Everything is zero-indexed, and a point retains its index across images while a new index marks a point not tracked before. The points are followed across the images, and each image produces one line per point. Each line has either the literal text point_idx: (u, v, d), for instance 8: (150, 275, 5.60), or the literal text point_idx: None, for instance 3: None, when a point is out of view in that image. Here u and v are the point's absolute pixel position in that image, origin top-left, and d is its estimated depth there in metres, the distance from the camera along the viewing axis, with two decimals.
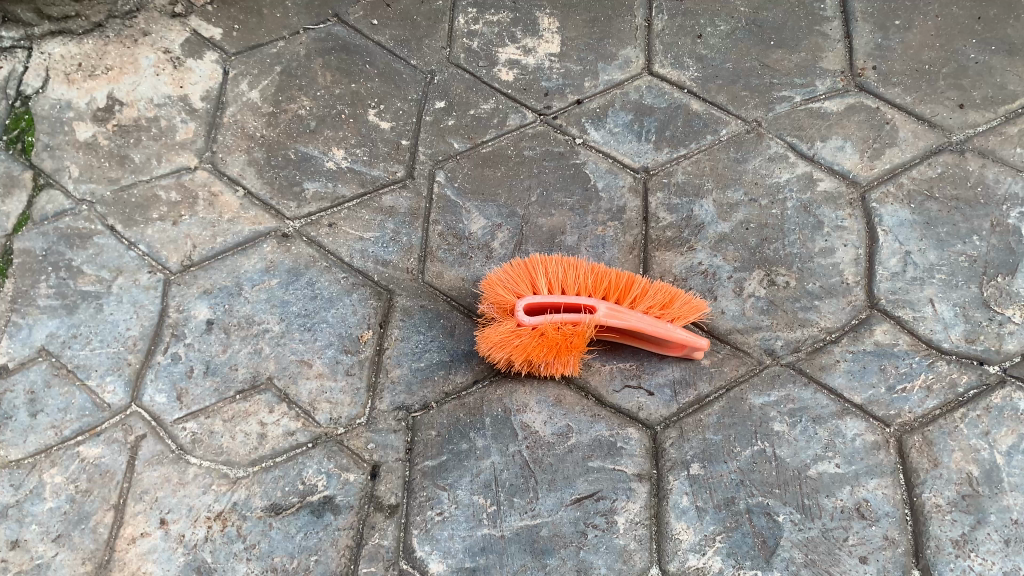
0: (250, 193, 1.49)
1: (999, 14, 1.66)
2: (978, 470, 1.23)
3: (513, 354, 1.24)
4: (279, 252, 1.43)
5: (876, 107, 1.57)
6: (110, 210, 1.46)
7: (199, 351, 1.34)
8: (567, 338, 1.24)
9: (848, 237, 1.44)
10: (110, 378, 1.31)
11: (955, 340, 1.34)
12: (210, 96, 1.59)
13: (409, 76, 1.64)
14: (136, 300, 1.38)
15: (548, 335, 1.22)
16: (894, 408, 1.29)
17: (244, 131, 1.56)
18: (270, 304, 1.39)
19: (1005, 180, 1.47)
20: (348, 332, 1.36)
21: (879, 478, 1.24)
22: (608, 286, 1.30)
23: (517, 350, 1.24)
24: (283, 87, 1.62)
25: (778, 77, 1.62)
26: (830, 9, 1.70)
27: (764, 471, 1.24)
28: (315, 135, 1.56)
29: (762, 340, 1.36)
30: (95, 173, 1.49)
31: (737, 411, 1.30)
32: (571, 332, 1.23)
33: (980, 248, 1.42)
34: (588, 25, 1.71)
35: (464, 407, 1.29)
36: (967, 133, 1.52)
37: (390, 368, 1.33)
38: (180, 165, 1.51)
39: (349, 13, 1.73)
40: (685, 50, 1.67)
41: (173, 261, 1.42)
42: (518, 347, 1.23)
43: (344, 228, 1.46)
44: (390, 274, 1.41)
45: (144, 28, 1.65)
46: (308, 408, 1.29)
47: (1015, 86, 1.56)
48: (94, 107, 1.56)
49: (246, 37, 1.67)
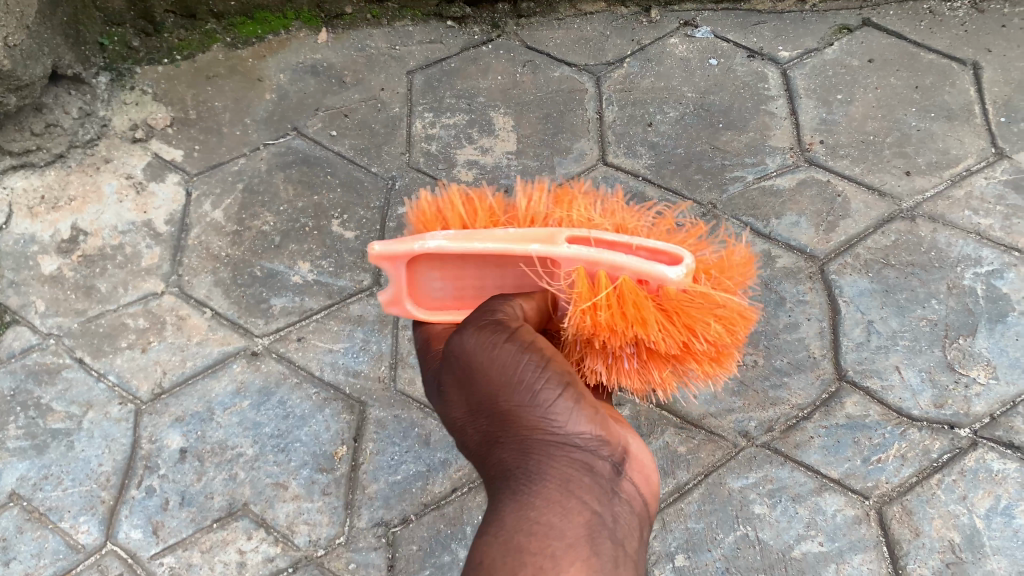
0: (218, 313, 1.49)
1: (936, 82, 1.70)
2: (959, 537, 1.26)
3: (627, 337, 0.96)
4: (249, 371, 1.44)
5: (827, 180, 1.60)
6: (77, 342, 1.46)
7: (174, 482, 1.34)
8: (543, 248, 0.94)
9: (811, 311, 1.46)
10: (84, 518, 1.31)
11: (925, 407, 1.36)
12: (174, 219, 1.60)
13: (371, 183, 1.64)
14: (107, 434, 1.37)
15: (578, 274, 0.92)
16: (871, 480, 1.31)
17: (209, 251, 1.57)
18: (243, 427, 1.39)
19: (957, 242, 1.51)
20: (322, 449, 1.37)
21: (864, 553, 1.26)
22: (578, 193, 1.14)
23: (674, 317, 0.96)
24: (246, 205, 1.62)
25: (729, 159, 1.65)
26: (775, 88, 1.73)
27: (748, 556, 1.27)
28: (280, 250, 1.57)
29: (735, 422, 1.37)
30: (62, 306, 1.50)
31: (718, 497, 1.31)
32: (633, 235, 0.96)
33: (940, 311, 1.45)
34: (541, 121, 1.72)
35: (444, 517, 1.31)
36: (917, 199, 1.56)
37: (367, 483, 1.34)
38: (146, 291, 1.52)
39: (308, 126, 1.73)
40: (636, 139, 1.68)
41: (143, 390, 1.42)
42: (590, 321, 0.95)
43: (312, 341, 1.46)
44: (362, 385, 1.42)
45: (106, 155, 1.67)
46: (286, 532, 1.30)
47: (957, 150, 1.61)
48: (58, 239, 1.57)
49: (206, 157, 1.68)
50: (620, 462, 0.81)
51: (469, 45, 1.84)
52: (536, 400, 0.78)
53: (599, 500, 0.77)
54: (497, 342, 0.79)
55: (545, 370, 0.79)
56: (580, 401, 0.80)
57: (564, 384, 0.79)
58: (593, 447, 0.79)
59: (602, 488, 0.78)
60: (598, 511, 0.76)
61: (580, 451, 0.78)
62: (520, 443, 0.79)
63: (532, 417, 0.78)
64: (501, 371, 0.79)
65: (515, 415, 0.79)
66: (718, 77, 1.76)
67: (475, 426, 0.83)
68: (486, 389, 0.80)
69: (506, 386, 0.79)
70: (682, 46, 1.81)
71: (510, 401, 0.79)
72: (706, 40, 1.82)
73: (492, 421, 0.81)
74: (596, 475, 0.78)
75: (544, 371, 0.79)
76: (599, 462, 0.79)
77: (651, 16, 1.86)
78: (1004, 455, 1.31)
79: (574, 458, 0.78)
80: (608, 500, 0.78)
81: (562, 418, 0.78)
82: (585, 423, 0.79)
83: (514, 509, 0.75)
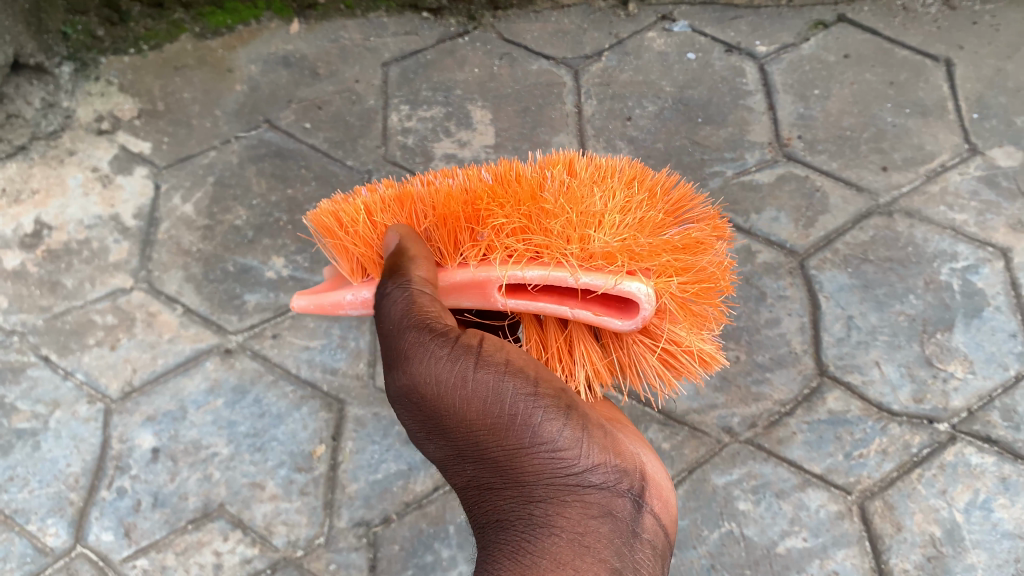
0: (189, 309, 1.45)
1: (910, 78, 1.72)
2: (940, 531, 1.27)
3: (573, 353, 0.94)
4: (223, 369, 1.40)
5: (806, 175, 1.60)
6: (43, 339, 1.42)
7: (146, 483, 1.31)
8: (486, 294, 0.86)
9: (792, 306, 1.46)
10: (52, 520, 1.29)
11: (905, 401, 1.37)
12: (142, 213, 1.55)
13: (346, 177, 1.60)
14: (75, 434, 1.34)
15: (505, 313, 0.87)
16: (853, 475, 1.32)
17: (179, 246, 1.52)
18: (217, 426, 1.36)
19: (933, 238, 1.52)
20: (300, 448, 1.34)
21: (847, 548, 1.27)
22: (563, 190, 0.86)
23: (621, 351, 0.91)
24: (217, 198, 1.57)
25: (708, 154, 1.64)
26: (752, 82, 1.73)
27: (733, 552, 1.28)
28: (253, 245, 1.52)
29: (718, 418, 1.37)
30: (26, 302, 1.45)
31: (702, 493, 1.32)
32: (591, 267, 0.81)
33: (918, 306, 1.46)
34: (520, 115, 1.70)
35: (427, 517, 1.28)
36: (893, 195, 1.57)
37: (346, 483, 1.31)
38: (114, 286, 1.47)
39: (280, 118, 1.68)
40: (616, 133, 1.67)
41: (113, 388, 1.38)
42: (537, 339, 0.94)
43: (288, 338, 1.42)
44: (340, 383, 1.38)
45: (70, 147, 1.62)
46: (264, 533, 1.28)
47: (932, 146, 1.62)
48: (21, 233, 1.52)
49: (176, 150, 1.63)
50: (641, 496, 0.72)
51: (445, 37, 1.81)
52: (535, 437, 0.72)
53: (619, 549, 0.68)
54: (472, 370, 0.74)
55: (541, 399, 0.74)
56: (586, 432, 0.74)
57: (566, 413, 0.74)
58: (609, 486, 0.72)
59: (624, 534, 0.69)
60: (618, 562, 0.67)
61: (593, 491, 0.71)
62: (524, 489, 0.72)
63: (532, 458, 0.72)
64: (489, 403, 0.73)
65: (515, 459, 0.73)
66: (697, 72, 1.76)
67: (471, 479, 0.76)
68: (478, 428, 0.74)
69: (498, 423, 0.73)
70: (660, 40, 1.81)
71: (505, 440, 0.73)
72: (684, 35, 1.82)
73: (486, 469, 0.75)
74: (616, 519, 0.70)
75: (540, 400, 0.74)
76: (617, 500, 0.71)
77: (629, 10, 1.85)
78: (982, 449, 1.32)
79: (589, 502, 0.71)
80: (631, 546, 0.69)
81: (567, 454, 0.72)
82: (596, 457, 0.73)
83: (521, 562, 0.68)
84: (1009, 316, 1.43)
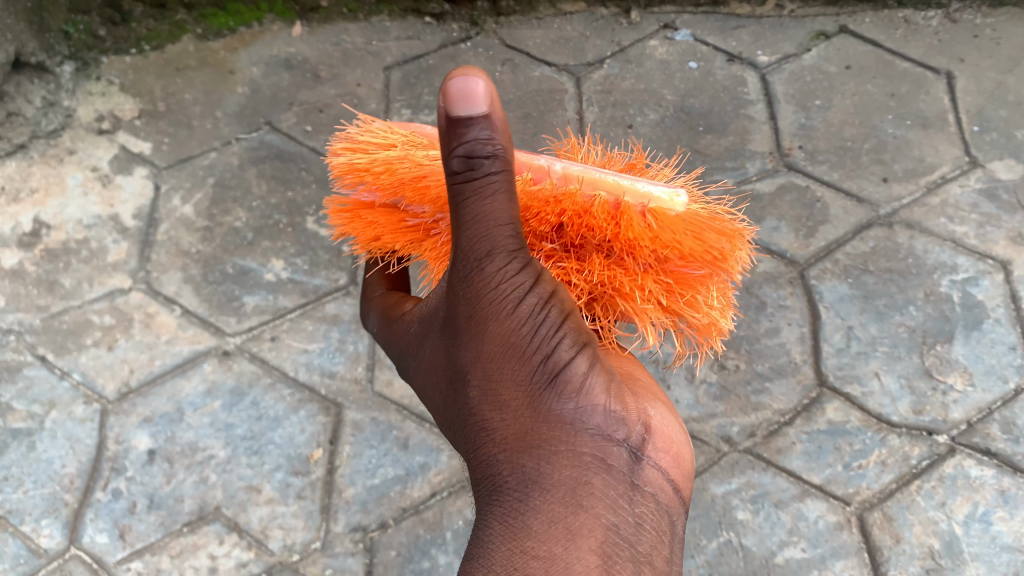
0: (188, 311, 1.44)
1: (910, 90, 1.72)
2: (939, 543, 1.27)
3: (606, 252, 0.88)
4: (220, 371, 1.39)
5: (806, 186, 1.60)
6: (40, 338, 1.41)
7: (142, 485, 1.30)
8: None
9: (792, 316, 1.46)
10: (45, 522, 1.28)
11: (903, 412, 1.37)
12: (142, 214, 1.54)
13: None
14: (71, 434, 1.34)
15: None
16: (852, 486, 1.31)
17: (178, 247, 1.51)
18: (214, 429, 1.35)
19: (933, 250, 1.52)
20: (296, 452, 1.33)
21: (845, 560, 1.26)
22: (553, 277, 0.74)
23: None
24: (217, 200, 1.57)
25: (710, 163, 1.64)
26: (754, 92, 1.73)
27: (731, 562, 1.27)
28: (252, 247, 1.51)
29: (717, 427, 1.37)
30: (23, 301, 1.45)
31: (701, 502, 1.31)
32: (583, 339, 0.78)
33: (917, 317, 1.46)
34: (521, 121, 1.69)
35: (424, 523, 1.27)
36: (894, 206, 1.57)
37: (344, 487, 1.30)
38: (112, 287, 1.46)
39: (282, 120, 1.67)
40: (618, 141, 1.67)
41: (109, 389, 1.37)
42: None
43: (287, 341, 1.42)
44: (337, 387, 1.38)
45: (70, 146, 1.61)
46: (261, 537, 1.27)
47: (933, 158, 1.63)
48: (19, 232, 1.52)
49: (177, 150, 1.62)
50: (640, 449, 0.65)
51: (448, 42, 1.81)
52: (542, 368, 0.65)
53: (614, 505, 0.61)
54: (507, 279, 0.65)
55: (557, 327, 0.65)
56: (596, 369, 0.67)
57: (580, 347, 0.66)
58: (608, 433, 0.64)
59: (622, 489, 0.62)
60: (613, 519, 0.61)
61: (593, 436, 0.64)
62: (521, 431, 0.64)
63: (530, 390, 0.65)
64: (511, 329, 0.65)
65: (515, 389, 0.65)
66: (698, 80, 1.76)
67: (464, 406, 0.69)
68: (492, 355, 0.66)
69: (508, 350, 0.65)
70: (662, 49, 1.81)
71: (509, 368, 0.65)
72: (686, 43, 1.82)
73: (482, 401, 0.66)
74: (611, 471, 0.62)
75: (560, 331, 0.66)
76: (613, 449, 0.64)
77: (631, 18, 1.86)
78: (981, 461, 1.32)
79: (583, 449, 0.63)
80: (628, 501, 0.62)
81: (571, 389, 0.65)
82: (599, 399, 0.65)
83: (516, 518, 0.61)
84: (1008, 329, 1.44)
